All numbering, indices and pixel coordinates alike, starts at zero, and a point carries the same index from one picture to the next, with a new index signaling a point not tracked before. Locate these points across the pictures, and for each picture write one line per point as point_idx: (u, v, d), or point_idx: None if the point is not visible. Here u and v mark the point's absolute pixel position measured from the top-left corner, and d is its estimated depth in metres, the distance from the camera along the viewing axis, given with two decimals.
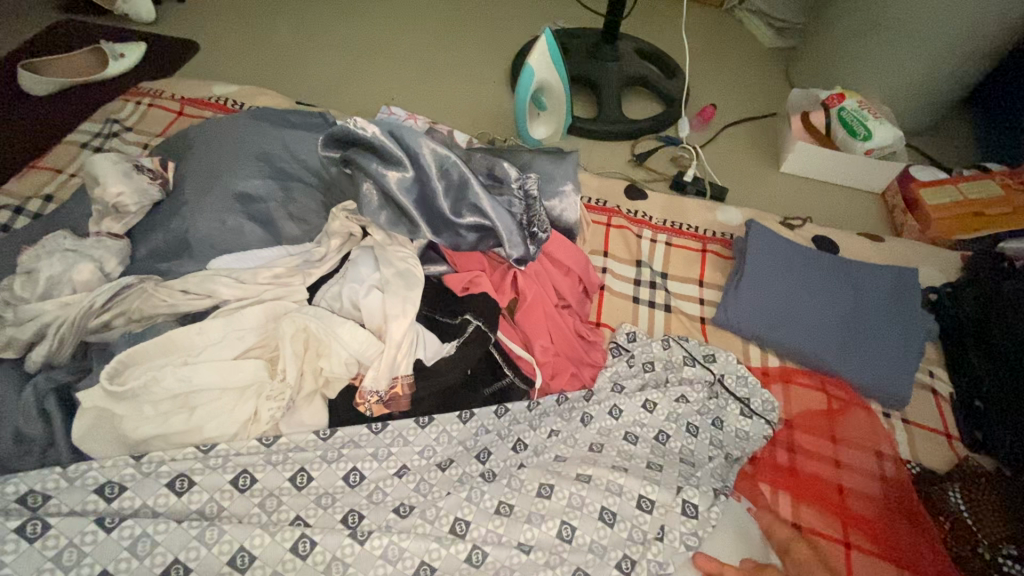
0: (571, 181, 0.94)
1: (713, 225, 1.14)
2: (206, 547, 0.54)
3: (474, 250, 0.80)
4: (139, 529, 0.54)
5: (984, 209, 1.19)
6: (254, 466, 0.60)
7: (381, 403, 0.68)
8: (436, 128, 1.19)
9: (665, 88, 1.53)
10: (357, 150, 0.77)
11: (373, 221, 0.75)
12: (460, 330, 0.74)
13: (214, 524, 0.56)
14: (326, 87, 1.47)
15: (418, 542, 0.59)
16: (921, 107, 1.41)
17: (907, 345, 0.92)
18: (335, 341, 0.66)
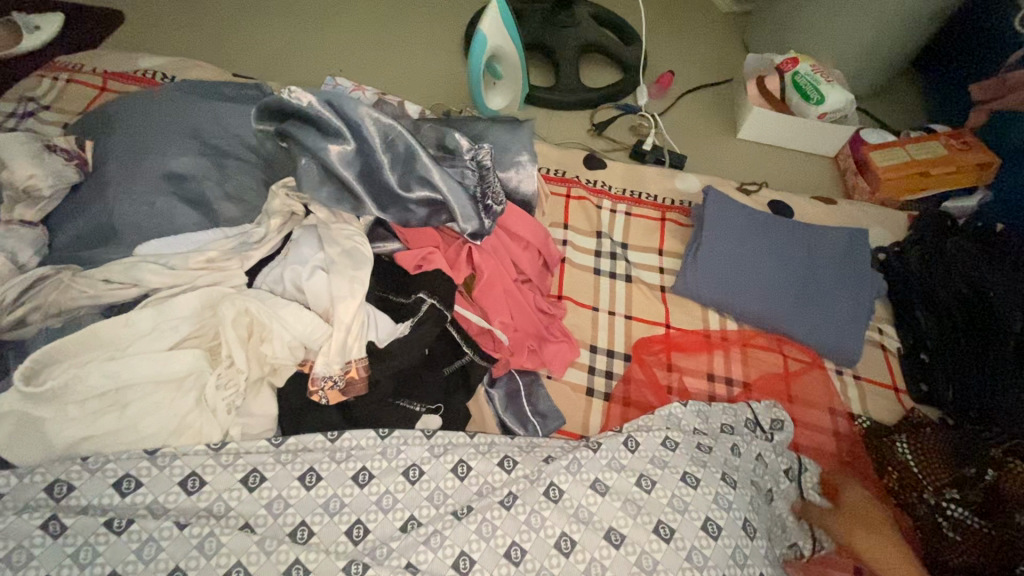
0: (526, 151, 0.91)
1: (672, 193, 1.14)
2: (144, 563, 0.50)
3: (426, 225, 0.76)
4: (90, 541, 0.50)
5: (929, 169, 1.22)
6: (209, 477, 0.56)
7: (337, 389, 0.64)
8: (386, 100, 1.14)
9: (623, 55, 1.50)
10: (295, 122, 0.72)
11: (315, 197, 0.71)
12: (414, 308, 0.70)
13: (155, 540, 0.51)
14: (267, 58, 1.37)
15: (383, 524, 0.59)
16: (871, 69, 1.43)
17: (857, 303, 0.94)
18: (277, 323, 0.61)
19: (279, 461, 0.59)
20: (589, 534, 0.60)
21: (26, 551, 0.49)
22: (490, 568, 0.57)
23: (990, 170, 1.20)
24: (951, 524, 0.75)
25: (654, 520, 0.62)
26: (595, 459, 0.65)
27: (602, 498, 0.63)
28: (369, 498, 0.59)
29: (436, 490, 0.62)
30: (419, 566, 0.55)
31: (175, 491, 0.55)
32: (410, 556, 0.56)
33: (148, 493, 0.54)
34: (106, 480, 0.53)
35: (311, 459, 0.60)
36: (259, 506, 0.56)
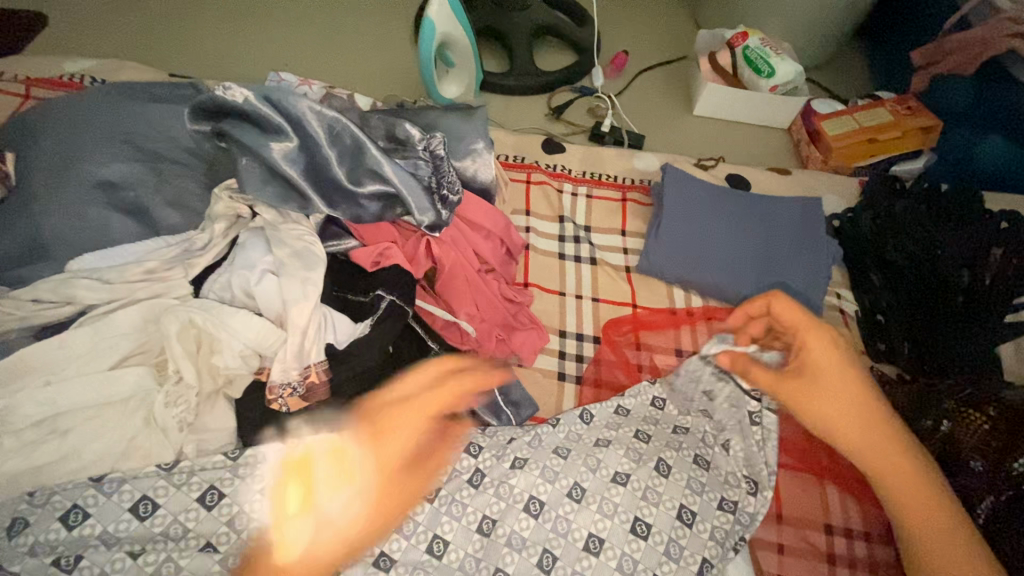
0: (481, 139, 0.90)
1: (631, 173, 1.14)
2: None
3: (380, 220, 0.74)
4: None
5: (876, 135, 1.26)
6: (162, 500, 0.54)
7: (298, 395, 0.62)
8: (335, 94, 1.10)
9: (576, 36, 1.49)
10: (232, 121, 0.68)
11: (259, 198, 0.68)
12: (373, 306, 0.68)
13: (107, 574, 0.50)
14: (204, 56, 1.31)
15: None
16: (819, 39, 1.45)
17: (815, 271, 0.96)
18: (226, 332, 0.58)
19: (237, 475, 0.57)
20: (553, 493, 0.62)
21: None
22: (464, 546, 0.59)
23: (932, 134, 1.26)
24: None
25: (611, 472, 0.63)
26: (554, 433, 0.67)
27: (564, 460, 0.64)
28: None
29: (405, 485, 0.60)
30: (393, 555, 0.58)
31: (126, 519, 0.53)
32: (382, 547, 0.58)
33: (97, 524, 0.52)
34: (49, 514, 0.52)
35: (272, 470, 0.58)
36: (220, 524, 0.55)
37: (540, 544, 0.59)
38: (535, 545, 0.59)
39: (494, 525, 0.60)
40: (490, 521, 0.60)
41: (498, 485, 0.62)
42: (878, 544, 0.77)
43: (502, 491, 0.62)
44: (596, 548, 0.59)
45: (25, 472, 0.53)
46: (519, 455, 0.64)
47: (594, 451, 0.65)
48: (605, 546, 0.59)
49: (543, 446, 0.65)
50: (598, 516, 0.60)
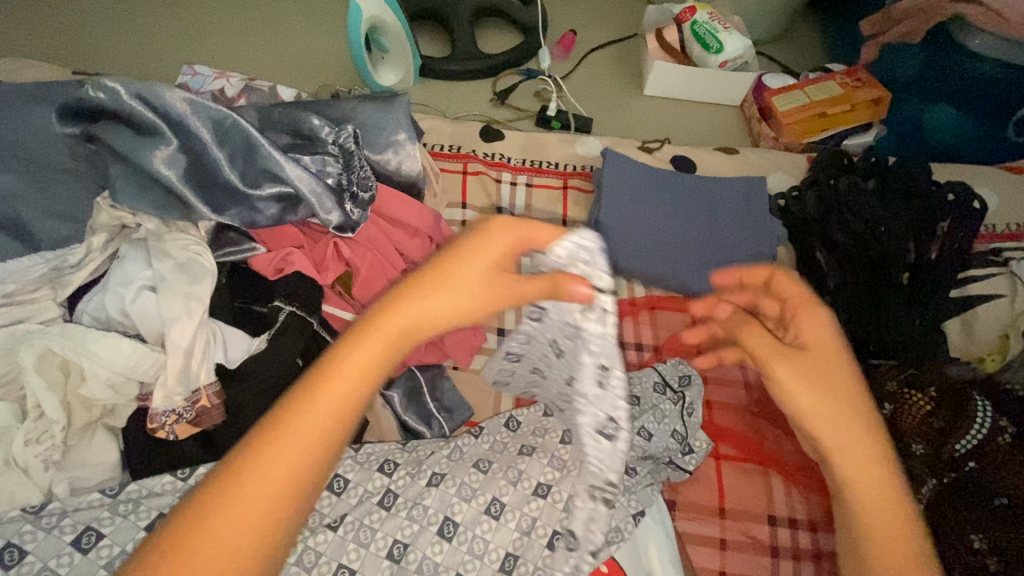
0: (404, 129, 0.84)
1: (574, 158, 1.09)
2: None
3: (281, 224, 0.68)
4: None
5: (827, 109, 1.22)
6: (30, 545, 0.49)
7: (186, 422, 0.56)
8: (254, 86, 1.03)
9: (521, 15, 1.42)
10: (106, 123, 0.62)
11: (139, 209, 0.62)
12: (272, 320, 0.63)
13: None
14: (116, 51, 1.22)
15: None
16: (770, 11, 1.41)
17: (760, 252, 0.93)
18: (91, 360, 0.52)
19: (117, 513, 0.52)
20: (470, 512, 0.60)
21: None
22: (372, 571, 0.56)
23: (882, 106, 1.22)
24: None
25: (534, 483, 0.62)
26: (477, 444, 0.65)
27: (484, 475, 0.62)
28: None
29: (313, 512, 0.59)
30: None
31: None
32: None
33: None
34: None
35: (160, 504, 0.54)
36: (98, 568, 0.50)
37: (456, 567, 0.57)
38: (448, 569, 0.57)
39: (406, 550, 0.58)
40: (402, 546, 0.58)
41: (412, 506, 0.60)
42: (822, 532, 0.75)
43: (417, 512, 0.59)
44: (513, 567, 0.58)
45: None
46: (439, 469, 0.63)
47: (515, 460, 0.63)
48: (521, 565, 0.58)
49: (463, 459, 0.64)
50: (516, 535, 0.59)
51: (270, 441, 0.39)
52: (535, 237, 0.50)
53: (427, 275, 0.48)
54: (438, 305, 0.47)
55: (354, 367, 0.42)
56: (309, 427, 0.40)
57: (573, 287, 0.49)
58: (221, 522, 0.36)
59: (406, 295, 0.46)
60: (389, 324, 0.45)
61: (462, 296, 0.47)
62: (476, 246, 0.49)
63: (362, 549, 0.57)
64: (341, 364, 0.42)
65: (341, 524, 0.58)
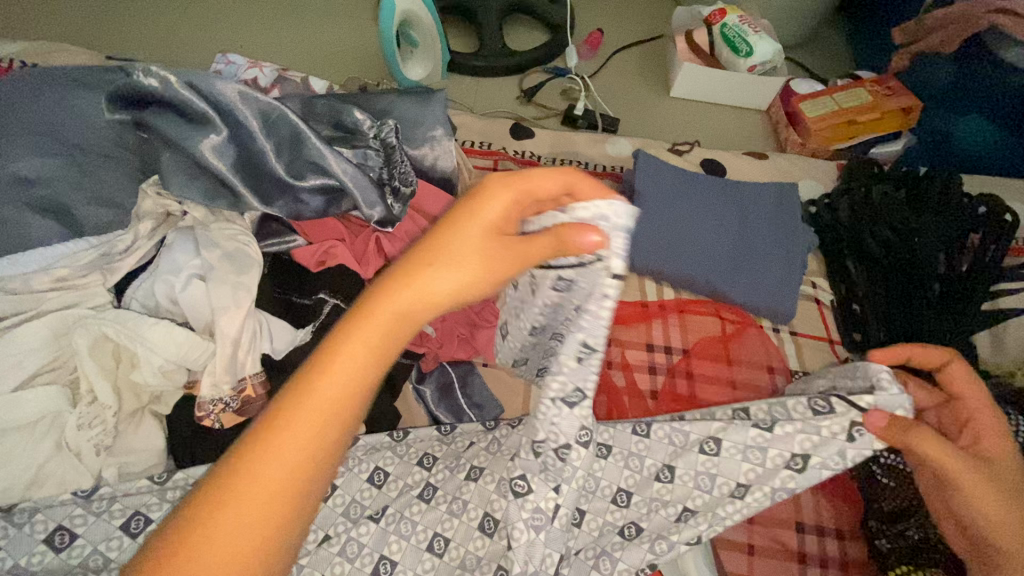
0: (441, 125, 0.84)
1: (604, 159, 1.08)
2: None
3: (324, 216, 0.69)
4: None
5: (857, 117, 1.21)
6: (81, 529, 0.50)
7: (232, 411, 0.57)
8: (287, 77, 1.03)
9: (549, 13, 1.41)
10: (155, 110, 0.62)
11: (188, 196, 0.62)
12: (315, 311, 0.64)
13: None
14: (147, 36, 1.22)
15: None
16: (801, 16, 1.40)
17: (792, 259, 0.93)
18: (144, 346, 0.52)
19: (166, 499, 0.52)
20: None
21: None
22: (413, 566, 0.57)
23: (911, 115, 1.22)
24: (882, 471, 0.74)
25: None
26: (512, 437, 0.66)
27: None
28: None
29: (352, 503, 0.61)
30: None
31: (41, 550, 0.49)
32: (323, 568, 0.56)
33: (8, 558, 0.48)
34: None
35: None
36: None
37: (497, 558, 0.58)
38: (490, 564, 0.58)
39: (446, 543, 0.59)
40: (442, 539, 0.59)
41: (452, 500, 0.61)
42: (849, 542, 0.75)
43: (456, 506, 0.61)
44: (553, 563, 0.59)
45: None
46: (477, 464, 0.64)
47: None
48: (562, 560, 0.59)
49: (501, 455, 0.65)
50: None
51: (266, 432, 0.35)
52: (536, 191, 0.47)
53: (425, 247, 0.43)
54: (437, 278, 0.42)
55: (355, 346, 0.38)
56: (306, 421, 0.36)
57: (583, 236, 0.47)
58: (229, 510, 0.33)
59: (422, 262, 0.42)
60: (390, 303, 0.40)
61: (468, 261, 0.43)
62: (475, 206, 0.45)
63: (402, 540, 0.59)
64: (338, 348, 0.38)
65: (382, 515, 0.59)
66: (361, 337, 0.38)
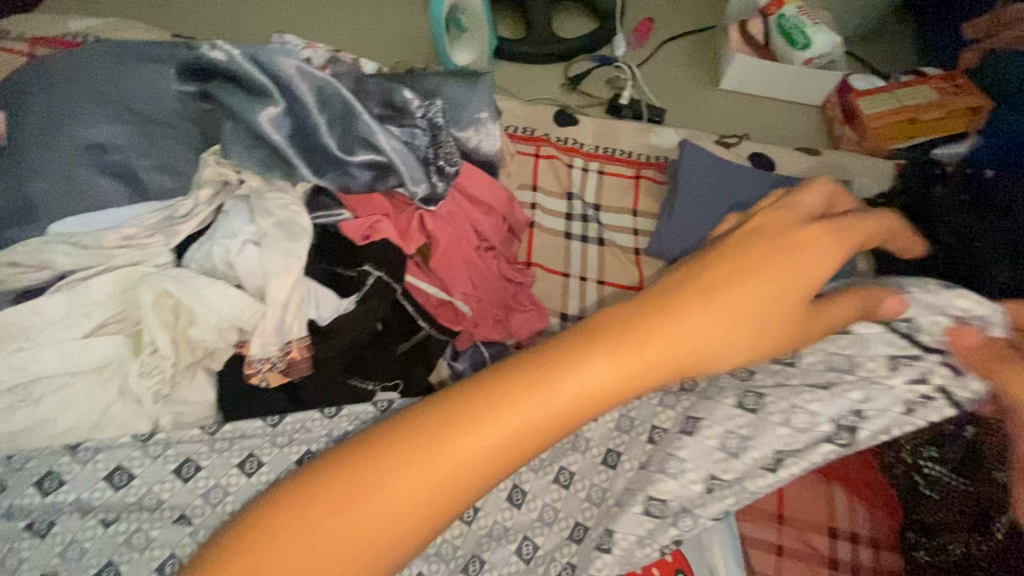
0: (487, 109, 0.84)
1: (648, 149, 1.07)
2: (74, 563, 0.48)
3: (371, 191, 0.70)
4: (12, 548, 0.48)
5: (918, 115, 1.16)
6: (136, 470, 0.53)
7: (279, 372, 0.60)
8: (339, 58, 1.06)
9: (598, 2, 1.39)
10: (219, 82, 0.65)
11: (246, 165, 0.65)
12: (359, 283, 0.65)
13: (78, 541, 0.49)
14: (209, 16, 1.27)
15: None
16: (863, 10, 1.34)
17: None
18: (203, 303, 0.56)
19: (214, 449, 0.55)
20: (538, 483, 0.62)
21: None
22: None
23: (977, 116, 1.16)
24: (929, 483, 0.71)
25: (601, 452, 0.64)
26: None
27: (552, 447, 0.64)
28: None
29: None
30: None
31: (102, 486, 0.52)
32: None
33: (71, 492, 0.51)
34: (22, 480, 0.51)
35: (249, 446, 0.55)
36: (195, 496, 0.53)
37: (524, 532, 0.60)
38: (516, 534, 0.60)
39: (476, 514, 0.60)
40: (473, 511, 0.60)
41: None
42: (885, 551, 0.73)
43: None
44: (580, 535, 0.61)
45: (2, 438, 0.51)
46: None
47: (578, 436, 0.64)
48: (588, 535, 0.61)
49: None
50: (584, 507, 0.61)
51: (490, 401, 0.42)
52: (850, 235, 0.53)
53: (699, 280, 0.48)
54: (699, 326, 0.46)
55: (598, 358, 0.44)
56: (531, 414, 0.42)
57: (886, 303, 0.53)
58: (437, 455, 0.41)
59: (695, 301, 0.47)
60: (633, 353, 0.44)
61: (739, 316, 0.47)
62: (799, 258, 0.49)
63: None
64: (586, 355, 0.44)
65: None
66: (595, 357, 0.44)
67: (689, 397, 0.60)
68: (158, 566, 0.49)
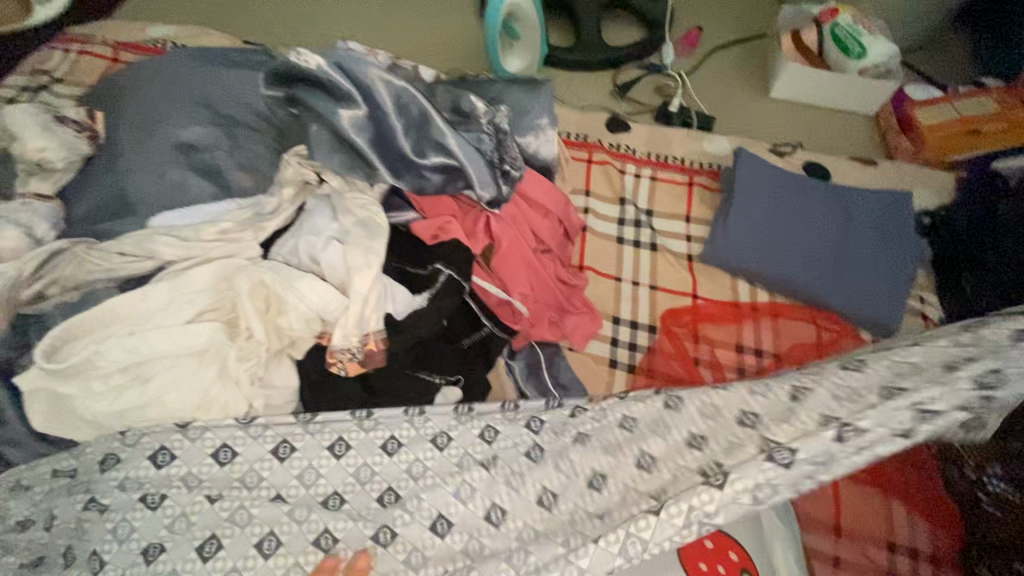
0: (547, 115, 0.86)
1: (700, 156, 1.07)
2: (179, 534, 0.52)
3: (442, 193, 0.74)
4: (126, 518, 0.53)
5: (979, 126, 1.13)
6: (239, 449, 0.57)
7: (357, 361, 0.63)
8: (399, 64, 1.10)
9: (648, 10, 1.41)
10: (304, 88, 0.69)
11: (327, 165, 0.69)
12: (432, 280, 0.68)
13: (183, 514, 0.53)
14: (274, 23, 1.33)
15: None
16: (920, 20, 1.32)
17: (898, 274, 0.89)
18: (293, 294, 0.60)
19: (306, 432, 0.59)
20: None
21: (81, 524, 0.53)
22: (524, 516, 0.57)
23: None
24: (990, 499, 0.70)
25: None
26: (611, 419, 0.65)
27: None
28: (399, 467, 0.59)
29: (466, 455, 0.60)
30: (451, 518, 0.56)
31: (208, 463, 0.56)
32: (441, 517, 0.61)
33: (183, 466, 0.56)
34: (139, 452, 0.56)
35: (338, 428, 0.60)
36: (292, 477, 0.57)
37: None
38: None
39: None
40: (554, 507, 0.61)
41: None
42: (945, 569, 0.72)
43: None
44: None
45: (114, 414, 0.57)
46: None
47: None
48: None
49: None
50: None
51: None
52: None
53: None
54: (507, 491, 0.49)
55: None
56: None
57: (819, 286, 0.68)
58: None
59: None
60: None
61: None
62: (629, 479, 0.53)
63: None
64: None
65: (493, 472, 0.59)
66: None
67: (749, 400, 0.61)
68: (257, 542, 0.53)
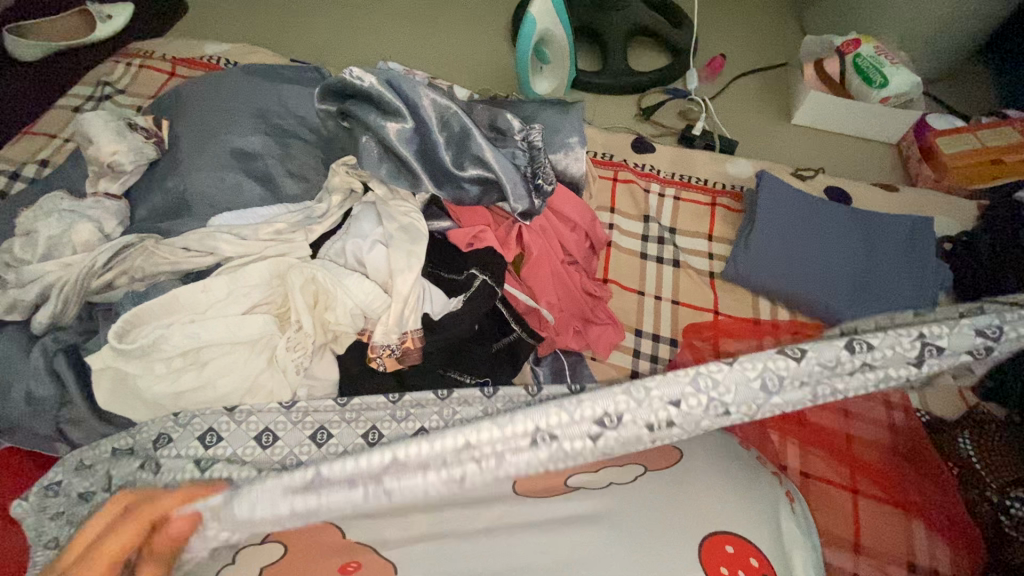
0: (577, 134, 0.90)
1: (722, 178, 1.11)
2: None
3: (478, 204, 0.78)
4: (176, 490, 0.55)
5: (1001, 157, 1.15)
6: (281, 432, 0.60)
7: (394, 357, 0.67)
8: (436, 84, 1.16)
9: (673, 39, 1.46)
10: (355, 102, 0.75)
11: (374, 174, 0.74)
12: (465, 285, 0.72)
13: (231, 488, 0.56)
14: (319, 44, 1.41)
15: None
16: (940, 54, 1.35)
17: (921, 296, 0.89)
18: (341, 290, 0.64)
19: (343, 420, 0.62)
20: None
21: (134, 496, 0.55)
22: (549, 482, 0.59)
23: None
24: (1013, 524, 0.68)
25: None
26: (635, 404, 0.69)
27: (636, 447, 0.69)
28: None
29: None
30: None
31: (251, 445, 0.59)
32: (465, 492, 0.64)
33: (228, 446, 0.59)
34: (189, 432, 0.59)
35: (374, 417, 0.63)
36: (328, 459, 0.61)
37: None
38: None
39: None
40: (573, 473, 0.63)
41: None
42: None
43: None
44: None
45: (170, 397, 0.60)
46: None
47: None
48: None
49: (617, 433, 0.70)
50: None
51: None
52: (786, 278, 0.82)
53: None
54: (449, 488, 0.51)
55: None
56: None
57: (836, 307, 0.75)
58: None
59: None
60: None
61: None
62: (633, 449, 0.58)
63: None
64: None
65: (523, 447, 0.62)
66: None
67: None
68: None
